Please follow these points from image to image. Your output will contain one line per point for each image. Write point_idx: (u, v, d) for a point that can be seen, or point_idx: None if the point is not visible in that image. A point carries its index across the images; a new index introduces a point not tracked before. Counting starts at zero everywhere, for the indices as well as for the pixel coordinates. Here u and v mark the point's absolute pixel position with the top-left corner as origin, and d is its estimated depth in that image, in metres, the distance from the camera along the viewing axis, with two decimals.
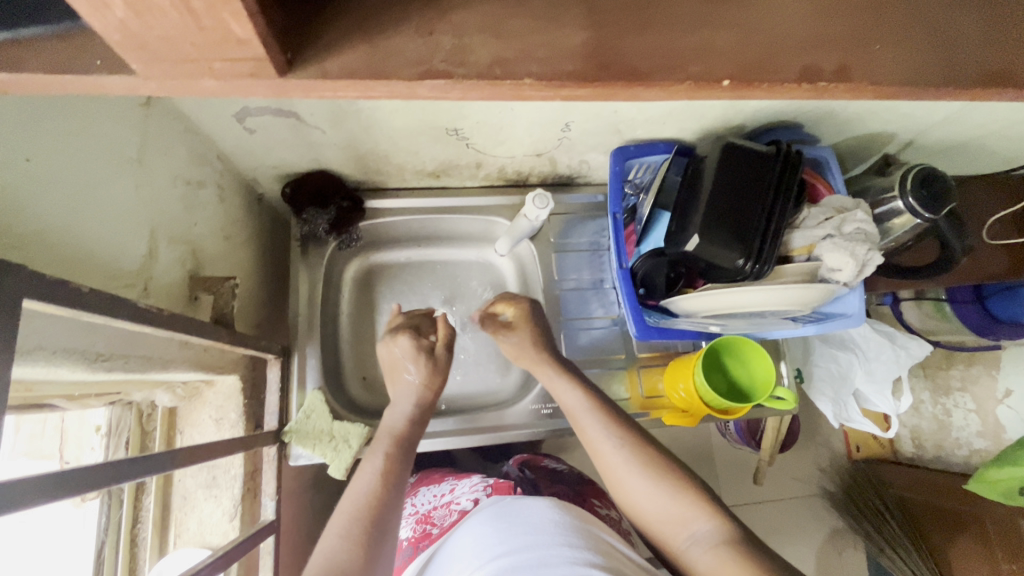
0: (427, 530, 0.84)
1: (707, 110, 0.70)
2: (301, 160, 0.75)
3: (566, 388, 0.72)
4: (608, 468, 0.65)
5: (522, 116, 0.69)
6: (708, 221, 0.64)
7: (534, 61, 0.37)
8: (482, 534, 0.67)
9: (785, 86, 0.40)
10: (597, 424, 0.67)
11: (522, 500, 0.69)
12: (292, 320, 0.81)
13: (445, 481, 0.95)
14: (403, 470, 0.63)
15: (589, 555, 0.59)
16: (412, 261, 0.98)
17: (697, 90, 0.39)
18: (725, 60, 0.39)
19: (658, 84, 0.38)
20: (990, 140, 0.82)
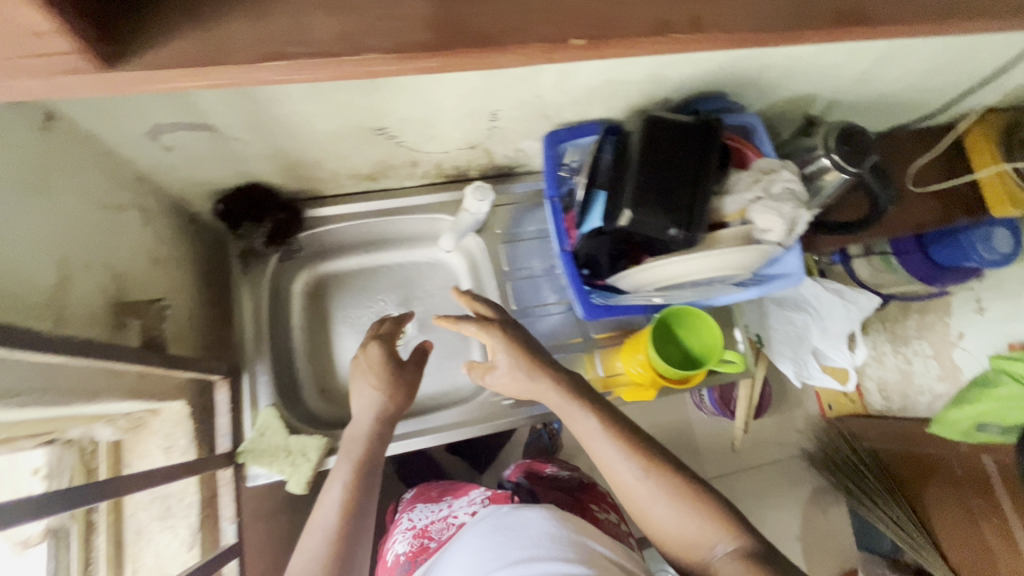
0: (425, 544, 0.84)
1: (627, 84, 0.71)
2: (228, 174, 0.74)
3: (579, 413, 0.64)
4: (624, 489, 0.60)
5: (447, 109, 0.69)
6: (638, 194, 0.64)
7: (375, 35, 0.36)
8: (478, 552, 0.64)
9: (639, 41, 0.41)
10: (612, 449, 0.61)
11: (518, 511, 0.66)
12: (239, 339, 0.79)
13: (444, 498, 0.94)
14: (365, 497, 0.64)
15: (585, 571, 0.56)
16: (363, 268, 0.97)
17: (552, 53, 0.39)
18: (573, 23, 0.40)
19: (509, 49, 0.38)
20: (905, 90, 0.85)
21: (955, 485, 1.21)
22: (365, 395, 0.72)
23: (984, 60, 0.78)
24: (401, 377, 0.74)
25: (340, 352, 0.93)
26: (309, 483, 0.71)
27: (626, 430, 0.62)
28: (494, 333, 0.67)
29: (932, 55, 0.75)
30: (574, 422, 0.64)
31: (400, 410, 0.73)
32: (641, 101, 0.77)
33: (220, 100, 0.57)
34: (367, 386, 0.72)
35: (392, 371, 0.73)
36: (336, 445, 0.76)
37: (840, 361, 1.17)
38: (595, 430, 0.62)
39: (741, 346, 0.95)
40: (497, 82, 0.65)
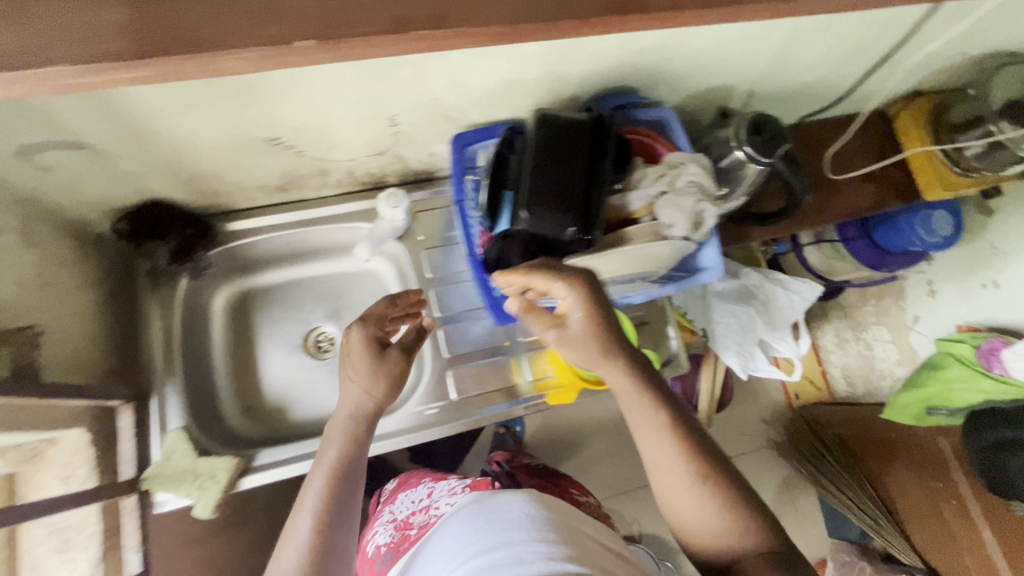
0: (406, 533, 0.88)
1: (526, 82, 0.70)
2: (123, 193, 0.71)
3: (641, 403, 0.56)
4: (663, 482, 0.54)
5: (341, 116, 0.67)
6: (532, 195, 0.63)
7: (153, 29, 0.35)
8: (464, 534, 0.68)
9: (374, 39, 0.38)
10: (664, 445, 0.54)
11: (498, 496, 0.71)
12: (148, 362, 0.77)
13: (422, 486, 0.99)
14: (344, 507, 0.59)
15: (563, 549, 0.61)
16: (288, 281, 0.94)
17: (272, 54, 0.36)
18: (293, 21, 0.37)
19: (231, 52, 0.36)
20: (818, 78, 0.85)
21: (915, 464, 1.27)
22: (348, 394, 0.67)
23: (887, 45, 0.78)
24: (385, 368, 0.68)
25: (266, 367, 0.91)
26: (216, 506, 0.70)
27: (677, 420, 0.55)
28: (575, 288, 0.59)
29: (837, 41, 0.75)
30: (625, 403, 0.57)
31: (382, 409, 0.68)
32: (547, 100, 0.76)
33: (84, 113, 0.55)
34: (347, 380, 0.68)
35: (374, 362, 0.68)
36: (250, 464, 0.74)
37: (786, 352, 1.16)
38: (647, 416, 0.55)
39: (674, 345, 0.92)
40: (383, 86, 0.63)
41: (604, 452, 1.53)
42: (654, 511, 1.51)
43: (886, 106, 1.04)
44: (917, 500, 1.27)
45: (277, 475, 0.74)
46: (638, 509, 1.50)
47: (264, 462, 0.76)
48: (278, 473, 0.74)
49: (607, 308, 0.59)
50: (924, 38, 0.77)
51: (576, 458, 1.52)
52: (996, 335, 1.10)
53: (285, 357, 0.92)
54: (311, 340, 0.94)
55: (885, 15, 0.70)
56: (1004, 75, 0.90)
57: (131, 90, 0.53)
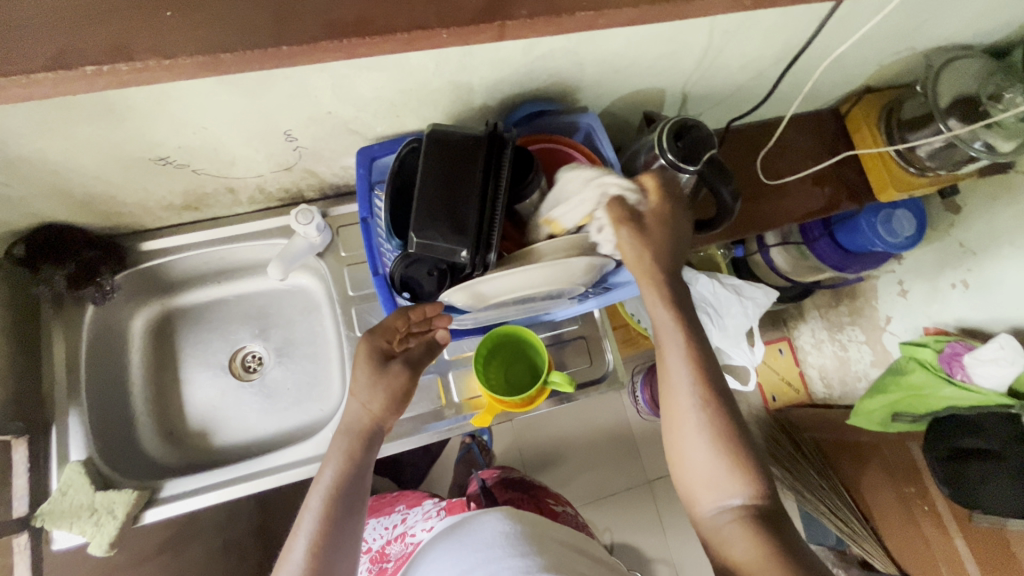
0: (385, 566, 0.94)
1: (428, 93, 0.67)
2: (11, 219, 0.68)
3: (677, 338, 0.61)
4: (675, 413, 0.59)
5: (227, 133, 0.64)
6: (421, 216, 0.59)
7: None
8: (452, 550, 0.75)
9: (37, 79, 0.35)
10: (687, 376, 0.59)
11: (475, 518, 0.79)
12: (49, 391, 0.74)
13: (395, 511, 1.04)
14: (342, 525, 0.59)
15: (537, 562, 0.69)
16: (215, 299, 0.92)
17: None
18: None
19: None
20: (751, 78, 0.81)
21: (886, 470, 1.23)
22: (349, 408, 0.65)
23: (816, 42, 0.74)
24: (385, 383, 0.65)
25: (189, 390, 0.88)
26: (114, 544, 0.67)
27: (708, 364, 0.60)
28: (664, 197, 0.64)
29: (757, 40, 0.71)
30: (670, 341, 0.61)
31: (381, 426, 0.66)
32: (457, 110, 0.73)
33: None
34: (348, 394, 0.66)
35: (374, 376, 0.65)
36: (155, 496, 0.72)
37: (740, 360, 1.13)
38: (678, 356, 0.60)
39: (610, 360, 0.89)
40: (263, 101, 0.59)
41: (574, 461, 1.50)
42: (626, 520, 1.48)
43: (839, 102, 0.99)
44: (889, 504, 1.24)
45: (184, 506, 0.72)
46: (608, 518, 1.47)
47: (170, 494, 0.73)
48: (185, 505, 0.72)
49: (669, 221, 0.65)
50: (853, 33, 0.73)
51: (548, 468, 1.49)
52: (961, 339, 1.04)
53: (210, 379, 0.89)
54: (239, 361, 0.91)
55: (803, 11, 0.66)
56: (948, 71, 0.81)
57: None
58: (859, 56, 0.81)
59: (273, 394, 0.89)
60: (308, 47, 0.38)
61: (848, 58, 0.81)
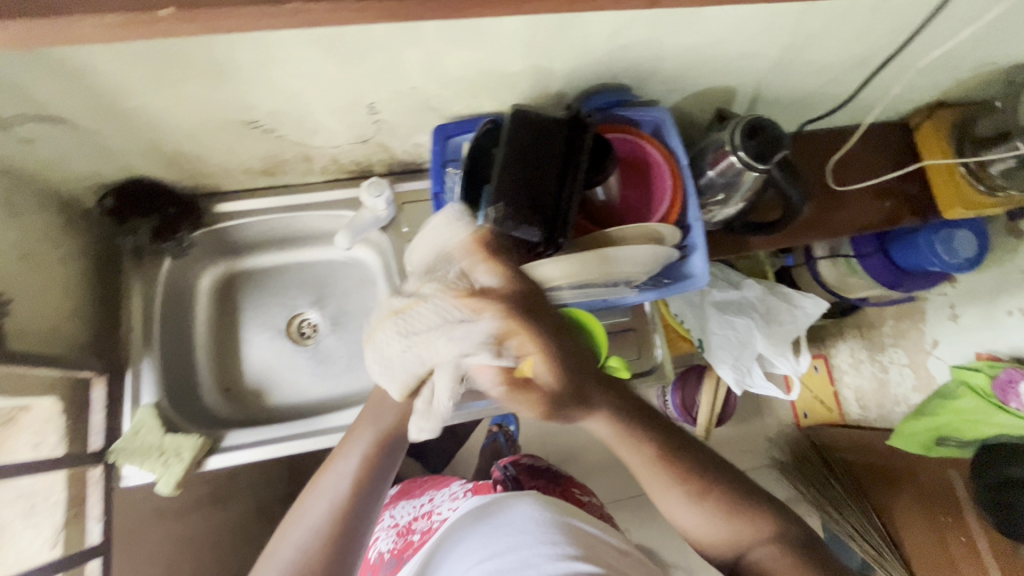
0: (411, 539, 0.88)
1: (509, 76, 0.68)
2: (108, 170, 0.73)
3: (630, 444, 0.57)
4: (663, 505, 0.58)
5: (315, 102, 0.66)
6: (502, 193, 0.61)
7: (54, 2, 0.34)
8: (479, 539, 0.73)
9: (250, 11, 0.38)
10: (664, 473, 0.57)
11: (506, 503, 0.78)
12: (126, 337, 0.79)
13: (424, 494, 1.01)
14: (364, 501, 0.57)
15: (567, 548, 0.68)
16: (276, 266, 0.95)
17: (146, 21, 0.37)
18: None
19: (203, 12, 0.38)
20: (826, 82, 0.80)
21: (919, 496, 1.20)
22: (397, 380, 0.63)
23: (903, 48, 0.73)
24: None
25: (248, 349, 0.92)
26: (179, 483, 0.70)
27: (666, 438, 0.58)
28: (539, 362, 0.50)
29: (839, 44, 0.71)
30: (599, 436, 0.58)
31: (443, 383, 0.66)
32: (532, 95, 0.74)
33: (56, 87, 0.56)
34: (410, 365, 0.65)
35: None
36: (217, 445, 0.75)
37: (785, 369, 1.12)
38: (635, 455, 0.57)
39: (658, 355, 0.89)
40: (355, 71, 0.62)
41: (597, 458, 1.50)
42: (645, 522, 1.48)
43: (907, 116, 0.96)
44: (919, 533, 1.20)
45: (240, 458, 0.75)
46: (628, 519, 1.46)
47: (231, 444, 0.77)
48: (241, 456, 0.75)
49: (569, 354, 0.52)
50: (939, 41, 0.72)
51: (570, 462, 1.50)
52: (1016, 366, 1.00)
53: (268, 340, 0.93)
54: (295, 326, 0.94)
55: (897, 15, 0.66)
56: None
57: (97, 65, 0.53)
58: (943, 69, 0.80)
59: (325, 360, 0.92)
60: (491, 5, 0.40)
61: (933, 69, 0.79)
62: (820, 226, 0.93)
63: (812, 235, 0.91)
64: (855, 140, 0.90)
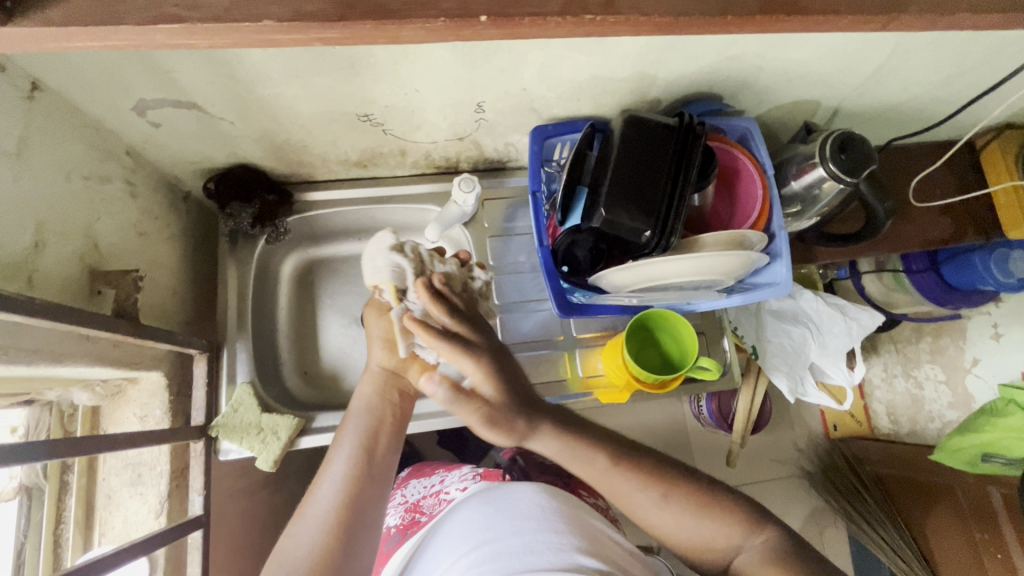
0: (416, 518, 0.86)
1: (615, 83, 0.71)
2: (218, 155, 0.75)
3: (582, 459, 0.65)
4: (641, 513, 0.64)
5: (431, 98, 0.68)
6: (613, 195, 0.64)
7: (275, 4, 0.36)
8: (479, 519, 0.72)
9: (548, 20, 0.39)
10: (626, 483, 0.64)
11: (510, 485, 0.75)
12: (222, 318, 0.82)
13: (436, 473, 0.97)
14: (368, 487, 0.62)
15: (571, 539, 0.66)
16: (353, 256, 0.96)
17: (455, 27, 0.38)
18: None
19: (526, 23, 0.39)
20: (913, 99, 0.80)
21: (958, 515, 1.15)
22: (372, 379, 0.72)
23: (1001, 74, 0.74)
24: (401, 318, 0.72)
25: (325, 335, 0.93)
26: (277, 461, 0.74)
27: (635, 462, 0.65)
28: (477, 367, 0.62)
29: (936, 69, 0.72)
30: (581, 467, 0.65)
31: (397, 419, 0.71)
32: (630, 100, 0.76)
33: (202, 75, 0.58)
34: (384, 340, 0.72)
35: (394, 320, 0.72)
36: (309, 425, 0.78)
37: (837, 379, 1.13)
38: (602, 471, 0.64)
39: (727, 355, 0.91)
40: (477, 71, 0.64)
41: None
42: None
43: (975, 136, 0.96)
44: (956, 553, 1.15)
45: (333, 438, 0.77)
46: None
47: (321, 424, 0.79)
48: (334, 437, 0.77)
49: (506, 367, 0.63)
50: None
51: None
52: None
53: (342, 328, 0.94)
54: None
55: (1008, 42, 0.67)
56: None
57: (246, 54, 0.56)
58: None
59: None
60: (757, 19, 0.42)
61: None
62: (893, 240, 0.94)
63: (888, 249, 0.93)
64: (937, 164, 0.90)
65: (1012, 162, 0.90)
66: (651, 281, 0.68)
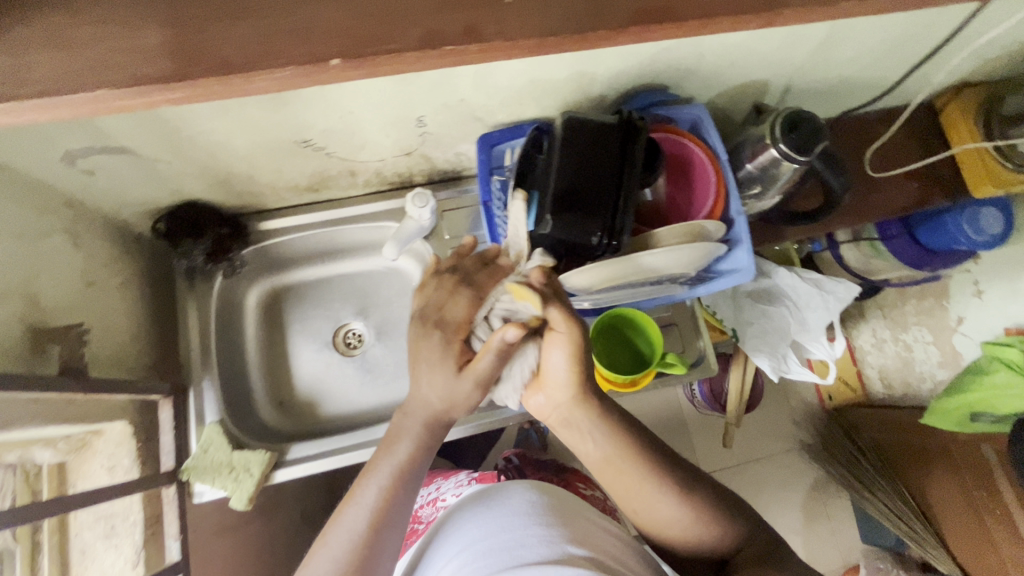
0: (416, 530, 0.87)
1: (555, 85, 0.70)
2: (162, 194, 0.74)
3: (609, 451, 0.63)
4: (641, 505, 0.63)
5: (368, 118, 0.67)
6: (557, 200, 0.63)
7: (115, 72, 0.37)
8: (470, 520, 0.70)
9: (408, 57, 0.38)
10: (641, 478, 0.62)
11: (501, 485, 0.74)
12: (186, 358, 0.81)
13: (432, 483, 0.97)
14: (399, 515, 0.58)
15: (563, 531, 0.64)
16: (318, 279, 0.95)
17: (308, 73, 0.38)
18: (331, 41, 0.38)
19: (388, 62, 0.38)
20: (860, 70, 0.79)
21: (958, 475, 1.14)
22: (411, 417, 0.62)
23: (940, 42, 0.73)
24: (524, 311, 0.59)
25: (297, 362, 0.92)
26: (251, 499, 0.73)
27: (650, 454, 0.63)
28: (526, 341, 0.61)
29: (875, 41, 0.71)
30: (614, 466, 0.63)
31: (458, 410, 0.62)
32: (574, 99, 0.74)
33: (124, 121, 0.57)
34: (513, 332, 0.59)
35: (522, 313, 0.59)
36: (283, 458, 0.77)
37: (820, 354, 1.12)
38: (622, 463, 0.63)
39: (702, 345, 0.90)
40: (409, 87, 0.63)
41: None
42: None
43: (931, 99, 0.95)
44: (956, 510, 1.15)
45: (310, 468, 0.77)
46: None
47: (296, 455, 0.79)
48: (308, 467, 0.77)
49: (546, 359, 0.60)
50: (981, 29, 0.71)
51: None
52: None
53: (315, 353, 0.93)
54: (341, 336, 0.94)
55: (937, 13, 0.66)
56: None
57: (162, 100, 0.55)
58: (978, 56, 0.80)
59: (373, 370, 0.92)
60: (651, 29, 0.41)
61: (969, 58, 0.80)
62: (857, 210, 0.94)
63: (850, 222, 0.92)
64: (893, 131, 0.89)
65: (970, 123, 0.89)
66: (610, 284, 0.68)
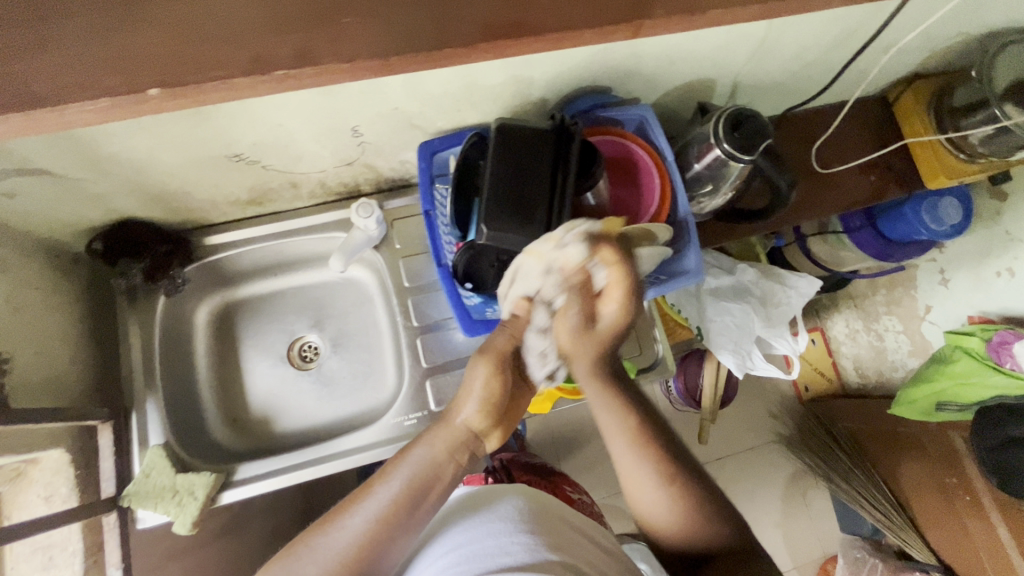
0: None
1: (492, 90, 0.68)
2: (93, 214, 0.72)
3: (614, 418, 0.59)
4: (633, 484, 0.58)
5: (298, 130, 0.66)
6: (491, 210, 0.62)
7: None
8: (449, 519, 0.58)
9: (233, 82, 0.38)
10: (637, 454, 0.57)
11: (490, 484, 0.62)
12: (128, 380, 0.79)
13: None
14: (397, 537, 0.54)
15: (556, 540, 0.53)
16: (271, 293, 0.93)
17: (118, 105, 0.38)
18: (138, 67, 0.38)
19: (203, 88, 0.38)
20: (804, 66, 0.78)
21: (928, 463, 1.15)
22: (446, 430, 0.62)
23: (875, 36, 0.73)
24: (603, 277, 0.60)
25: (252, 378, 0.91)
26: (195, 522, 0.72)
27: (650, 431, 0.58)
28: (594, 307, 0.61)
29: (812, 37, 0.70)
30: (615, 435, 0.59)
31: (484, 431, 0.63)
32: (515, 104, 0.73)
33: (33, 143, 0.55)
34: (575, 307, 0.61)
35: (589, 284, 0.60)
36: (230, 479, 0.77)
37: (784, 349, 1.12)
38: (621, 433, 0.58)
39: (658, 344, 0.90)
40: (334, 98, 0.61)
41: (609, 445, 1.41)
42: None
43: (884, 91, 0.95)
44: (929, 497, 1.16)
45: (259, 488, 0.76)
46: None
47: (244, 476, 0.78)
48: (257, 487, 0.76)
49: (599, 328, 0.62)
50: (912, 22, 0.70)
51: (585, 452, 1.41)
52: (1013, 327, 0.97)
53: (270, 367, 0.91)
54: (297, 350, 0.92)
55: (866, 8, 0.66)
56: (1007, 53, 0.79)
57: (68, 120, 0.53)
58: (919, 47, 0.80)
59: (329, 384, 0.91)
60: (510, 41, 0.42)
61: (910, 49, 0.79)
62: (813, 206, 0.93)
63: (801, 219, 0.92)
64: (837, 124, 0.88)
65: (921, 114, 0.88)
66: None
